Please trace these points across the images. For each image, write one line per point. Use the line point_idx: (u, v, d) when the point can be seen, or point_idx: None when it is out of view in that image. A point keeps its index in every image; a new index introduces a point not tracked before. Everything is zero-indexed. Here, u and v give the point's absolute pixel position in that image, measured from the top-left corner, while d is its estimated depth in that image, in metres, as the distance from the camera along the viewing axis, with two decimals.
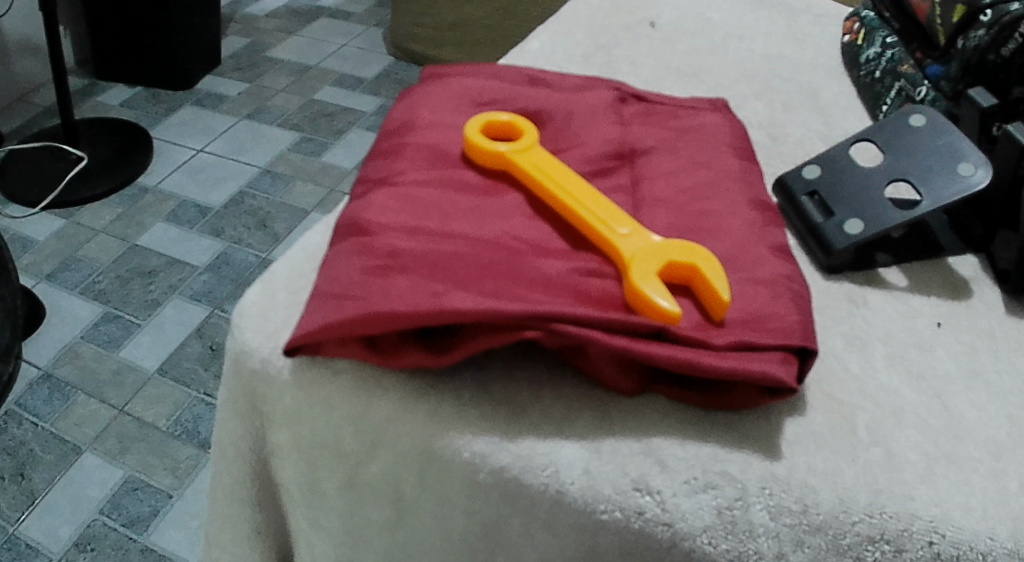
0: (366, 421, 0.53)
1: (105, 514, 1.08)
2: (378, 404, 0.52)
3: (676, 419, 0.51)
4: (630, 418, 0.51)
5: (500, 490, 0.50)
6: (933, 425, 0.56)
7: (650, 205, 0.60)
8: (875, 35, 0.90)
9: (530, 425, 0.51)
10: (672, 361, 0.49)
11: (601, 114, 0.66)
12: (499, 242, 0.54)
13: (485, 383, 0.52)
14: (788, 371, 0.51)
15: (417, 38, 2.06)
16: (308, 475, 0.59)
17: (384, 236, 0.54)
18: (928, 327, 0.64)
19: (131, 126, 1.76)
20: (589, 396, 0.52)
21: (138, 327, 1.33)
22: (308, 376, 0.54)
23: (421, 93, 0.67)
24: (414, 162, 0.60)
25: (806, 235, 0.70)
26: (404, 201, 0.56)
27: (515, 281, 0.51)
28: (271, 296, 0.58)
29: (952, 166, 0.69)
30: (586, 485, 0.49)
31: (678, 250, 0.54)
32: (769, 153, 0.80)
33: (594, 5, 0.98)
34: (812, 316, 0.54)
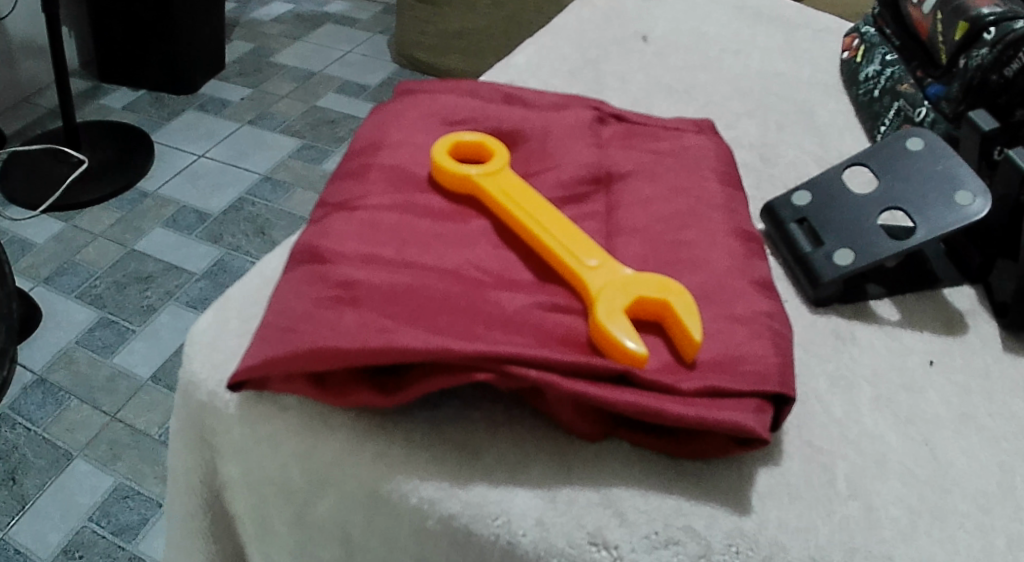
0: (314, 458, 0.51)
1: (94, 521, 1.06)
2: (326, 443, 0.50)
3: (639, 468, 0.48)
4: (590, 466, 0.48)
5: (450, 538, 0.48)
6: (918, 475, 0.53)
7: (623, 234, 0.57)
8: (875, 53, 0.87)
9: (483, 470, 0.48)
10: (634, 408, 0.46)
11: (577, 135, 0.64)
12: (460, 271, 0.51)
13: (439, 424, 0.50)
14: (762, 420, 0.47)
15: (422, 46, 2.02)
16: (258, 510, 0.56)
17: (337, 264, 0.51)
18: (919, 366, 0.61)
19: (133, 129, 1.74)
20: (547, 440, 0.49)
21: (132, 333, 1.30)
22: (255, 411, 0.52)
23: (391, 110, 0.64)
24: (377, 184, 0.57)
25: (794, 265, 0.66)
26: (363, 226, 0.54)
27: (473, 316, 0.48)
28: (223, 323, 0.55)
29: (949, 194, 0.65)
30: (539, 537, 0.46)
31: (649, 286, 0.51)
32: (760, 176, 0.76)
33: (588, 19, 0.96)
34: (791, 358, 0.51)
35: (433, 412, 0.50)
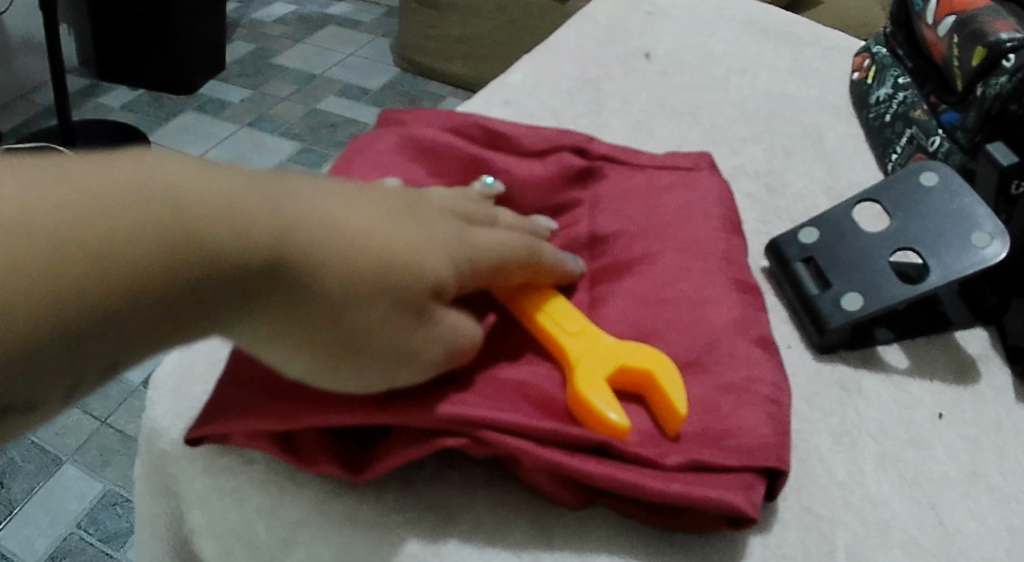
0: (278, 515, 0.48)
1: (82, 528, 1.02)
2: (292, 502, 0.48)
3: (624, 539, 0.46)
4: (571, 536, 0.46)
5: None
6: (924, 544, 0.50)
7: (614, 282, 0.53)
8: (886, 75, 0.84)
9: (458, 538, 0.46)
10: (612, 481, 0.43)
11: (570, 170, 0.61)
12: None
13: (413, 487, 0.47)
14: (754, 496, 0.44)
15: (425, 51, 2.00)
16: None
17: None
18: (928, 419, 0.57)
19: (130, 128, 1.71)
20: (527, 507, 0.47)
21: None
22: (217, 465, 0.49)
23: (374, 137, 0.62)
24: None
25: (799, 308, 0.63)
26: None
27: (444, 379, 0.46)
28: (188, 367, 0.53)
29: (965, 235, 0.61)
30: None
31: (632, 355, 0.48)
32: (765, 209, 0.73)
33: (588, 34, 0.92)
34: (789, 425, 0.48)
35: (408, 472, 0.48)
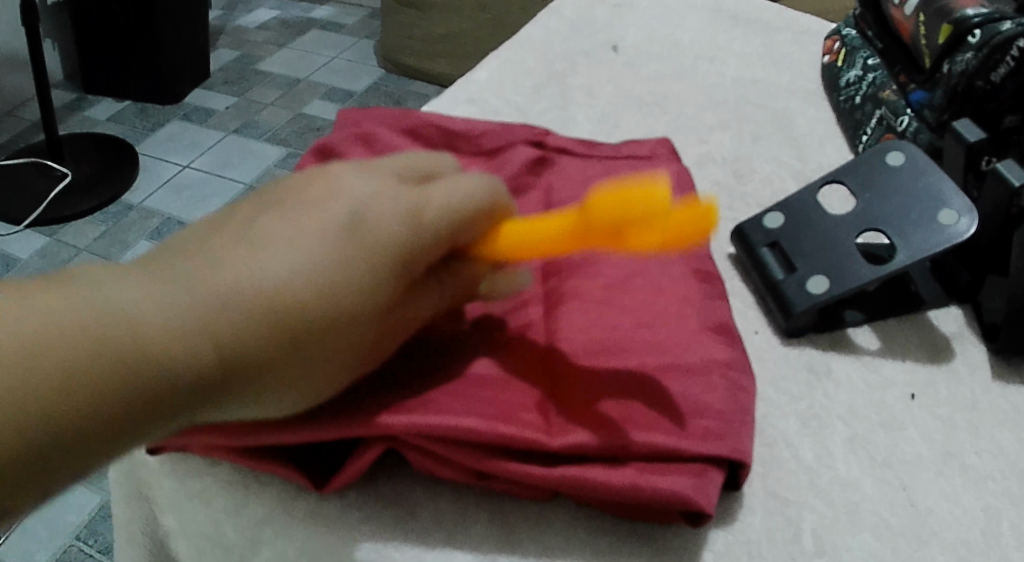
0: (246, 514, 0.48)
1: (81, 540, 0.96)
2: (256, 501, 0.48)
3: (588, 529, 0.46)
4: (534, 528, 0.46)
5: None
6: (893, 525, 0.49)
7: (565, 276, 0.54)
8: (856, 57, 0.83)
9: (419, 532, 0.46)
10: (556, 481, 0.43)
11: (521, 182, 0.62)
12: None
13: (377, 485, 0.48)
14: (713, 483, 0.44)
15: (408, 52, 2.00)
16: None
17: None
18: (899, 400, 0.57)
19: (116, 139, 1.71)
20: (490, 501, 0.47)
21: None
22: (183, 467, 0.50)
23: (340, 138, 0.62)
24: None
25: (765, 294, 0.62)
26: None
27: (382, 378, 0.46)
28: None
29: (931, 213, 0.61)
30: None
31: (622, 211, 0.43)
32: (732, 195, 0.72)
33: (554, 29, 0.92)
34: (750, 412, 0.47)
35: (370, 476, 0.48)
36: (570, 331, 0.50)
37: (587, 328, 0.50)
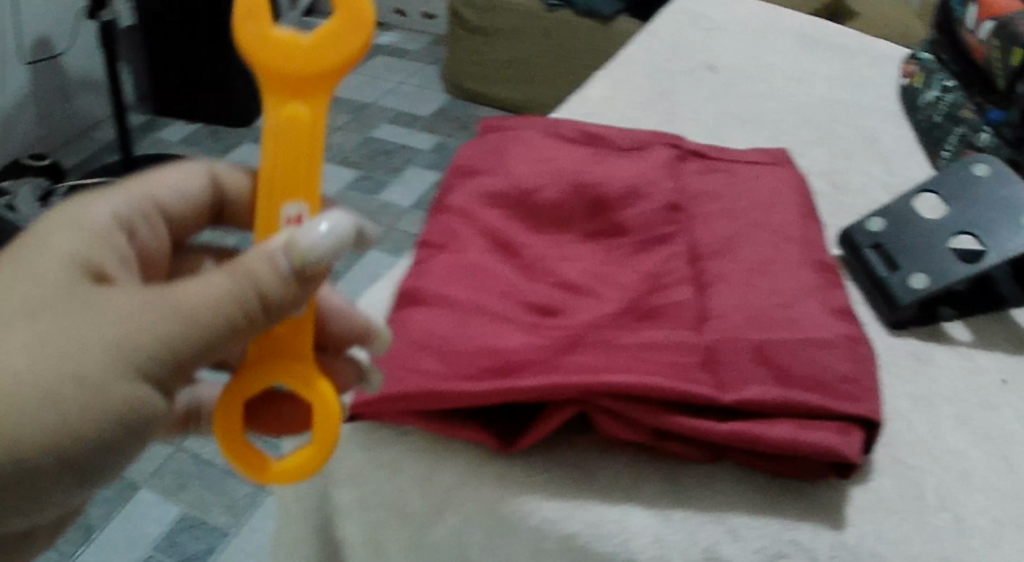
0: (433, 480, 0.54)
1: (160, 552, 1.03)
2: (445, 468, 0.54)
3: (742, 488, 0.53)
4: (697, 486, 0.53)
5: (569, 555, 0.52)
6: (1001, 488, 0.56)
7: (710, 258, 0.60)
8: (933, 79, 0.91)
9: (597, 492, 0.53)
10: (729, 436, 0.50)
11: (661, 171, 0.67)
12: (549, 305, 0.56)
13: (554, 453, 0.55)
14: (860, 441, 0.51)
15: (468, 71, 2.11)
16: (374, 533, 0.58)
17: (427, 305, 0.55)
18: (995, 384, 0.64)
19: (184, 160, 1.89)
20: (654, 465, 0.54)
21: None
22: (373, 437, 0.56)
23: (491, 137, 0.69)
24: (464, 232, 0.59)
25: (873, 291, 0.69)
26: (464, 269, 0.57)
27: (567, 349, 0.53)
28: None
29: (1017, 217, 0.68)
30: (656, 553, 0.50)
31: (273, 79, 0.44)
32: (831, 204, 0.80)
33: (653, 50, 1.00)
34: (871, 379, 0.53)
35: (547, 445, 0.55)
36: (720, 308, 0.56)
37: (738, 304, 0.56)
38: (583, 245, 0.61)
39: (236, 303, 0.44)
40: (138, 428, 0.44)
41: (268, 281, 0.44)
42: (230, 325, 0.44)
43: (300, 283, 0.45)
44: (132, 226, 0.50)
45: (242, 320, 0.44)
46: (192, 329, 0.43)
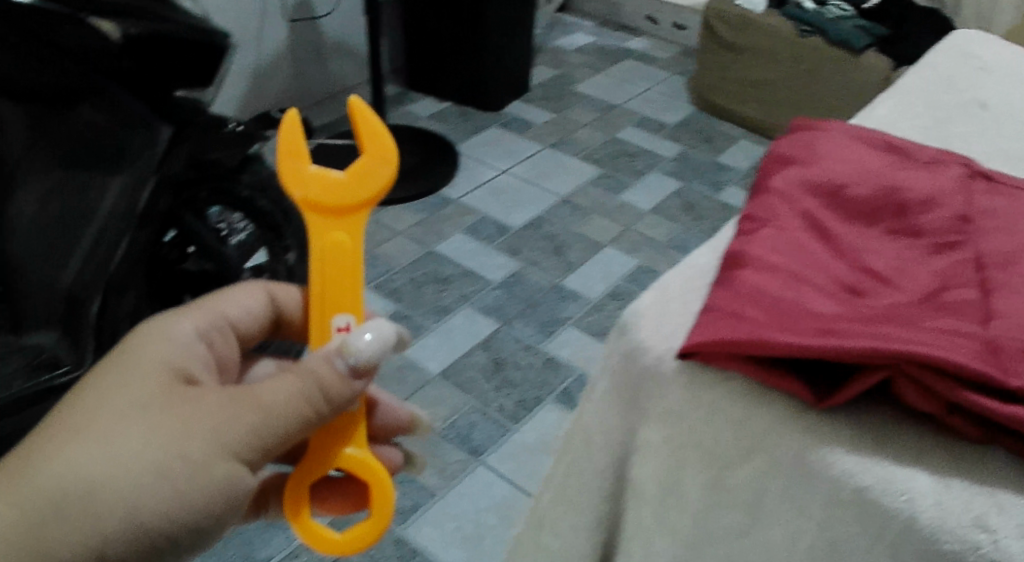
0: (748, 427, 0.64)
1: None
2: (761, 414, 0.63)
3: (1016, 471, 0.60)
4: (974, 463, 0.61)
5: (860, 505, 0.60)
6: None
7: (999, 267, 0.69)
8: None
9: (888, 453, 0.61)
10: (1017, 420, 0.58)
11: (956, 184, 0.77)
12: (855, 285, 0.68)
13: (852, 412, 0.63)
14: None
15: (721, 92, 2.38)
16: (673, 471, 0.68)
17: (755, 270, 0.67)
18: None
19: (431, 137, 2.23)
20: (938, 439, 0.62)
21: (426, 329, 1.71)
22: (698, 378, 0.66)
23: (804, 138, 0.83)
24: (784, 211, 0.73)
25: None
26: (788, 245, 0.70)
27: (876, 321, 0.63)
28: (665, 305, 0.72)
29: None
30: (936, 515, 0.59)
31: (319, 210, 0.65)
32: None
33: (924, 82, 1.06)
34: None
35: (849, 406, 0.63)
36: (1007, 309, 0.65)
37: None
38: (883, 238, 0.73)
39: (307, 401, 0.62)
40: (232, 497, 0.62)
41: (331, 381, 0.62)
42: (303, 415, 0.62)
43: (357, 380, 0.63)
44: (209, 338, 0.69)
45: (313, 413, 0.62)
46: (273, 419, 0.61)
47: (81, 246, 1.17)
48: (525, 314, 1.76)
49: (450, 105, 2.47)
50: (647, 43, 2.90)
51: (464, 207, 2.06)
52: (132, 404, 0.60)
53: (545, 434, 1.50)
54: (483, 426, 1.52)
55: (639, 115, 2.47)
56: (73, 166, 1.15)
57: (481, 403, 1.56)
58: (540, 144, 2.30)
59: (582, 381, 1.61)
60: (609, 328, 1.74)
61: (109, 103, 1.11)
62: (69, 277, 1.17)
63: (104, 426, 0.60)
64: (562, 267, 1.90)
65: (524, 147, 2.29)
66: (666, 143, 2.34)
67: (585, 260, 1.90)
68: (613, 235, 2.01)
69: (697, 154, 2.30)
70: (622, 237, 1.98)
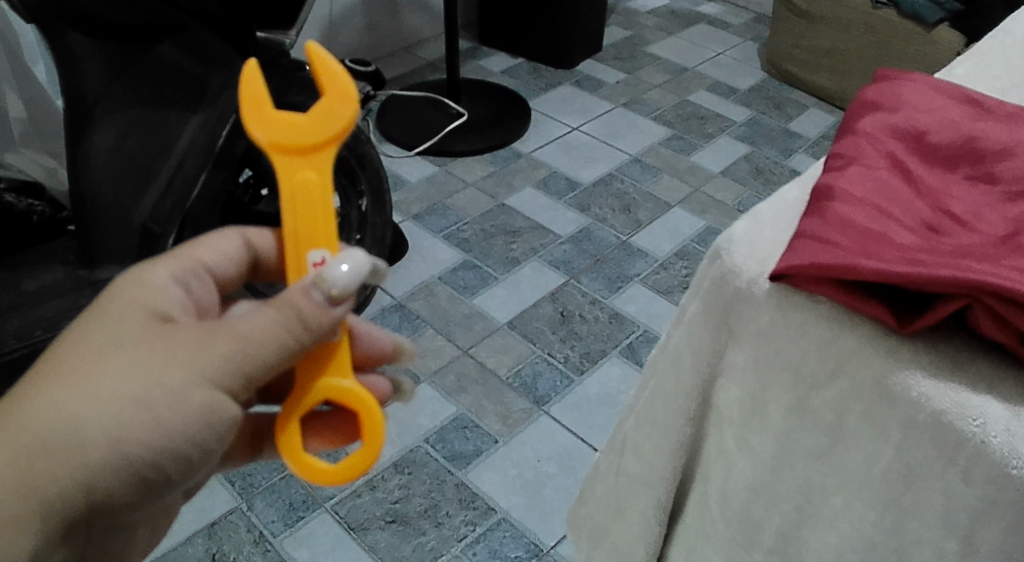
0: (833, 349, 0.68)
1: (428, 444, 1.44)
2: (847, 337, 0.67)
3: None
4: None
5: (936, 427, 0.64)
6: None
7: None
8: None
9: (964, 381, 0.64)
10: None
11: None
12: (936, 224, 0.71)
13: (932, 341, 0.66)
14: None
15: (792, 59, 2.39)
16: (758, 393, 0.73)
17: (841, 203, 0.71)
18: None
19: (506, 91, 2.28)
20: (1014, 371, 0.65)
21: (495, 279, 1.76)
22: (789, 301, 0.70)
23: (892, 85, 0.85)
24: (871, 151, 0.76)
25: None
26: (874, 183, 0.73)
27: (955, 256, 0.66)
28: (759, 232, 0.75)
29: None
30: (1008, 440, 0.62)
31: (286, 151, 0.66)
32: None
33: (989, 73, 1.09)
34: None
35: (930, 334, 0.67)
36: None
37: None
38: (965, 183, 0.75)
39: (286, 330, 0.63)
40: (214, 424, 0.64)
41: (310, 311, 0.63)
42: (283, 343, 0.63)
43: (336, 308, 0.64)
44: (187, 283, 0.70)
45: (294, 342, 0.63)
46: (252, 349, 0.63)
47: (159, 179, 1.21)
48: (593, 268, 1.80)
49: (523, 62, 2.50)
50: (721, 7, 2.89)
51: (535, 162, 2.09)
52: (109, 343, 0.63)
53: (609, 386, 1.55)
54: (547, 375, 1.57)
55: (711, 79, 2.47)
56: (153, 104, 1.22)
57: (545, 352, 1.61)
58: (612, 103, 2.32)
59: (646, 337, 1.65)
60: (676, 286, 1.77)
61: (191, 42, 1.21)
62: (142, 212, 1.21)
63: (81, 364, 0.62)
64: (631, 225, 1.93)
65: (596, 105, 2.31)
66: (738, 108, 2.34)
67: (655, 219, 1.93)
68: (684, 196, 2.03)
69: (765, 117, 2.31)
70: (692, 198, 2.00)
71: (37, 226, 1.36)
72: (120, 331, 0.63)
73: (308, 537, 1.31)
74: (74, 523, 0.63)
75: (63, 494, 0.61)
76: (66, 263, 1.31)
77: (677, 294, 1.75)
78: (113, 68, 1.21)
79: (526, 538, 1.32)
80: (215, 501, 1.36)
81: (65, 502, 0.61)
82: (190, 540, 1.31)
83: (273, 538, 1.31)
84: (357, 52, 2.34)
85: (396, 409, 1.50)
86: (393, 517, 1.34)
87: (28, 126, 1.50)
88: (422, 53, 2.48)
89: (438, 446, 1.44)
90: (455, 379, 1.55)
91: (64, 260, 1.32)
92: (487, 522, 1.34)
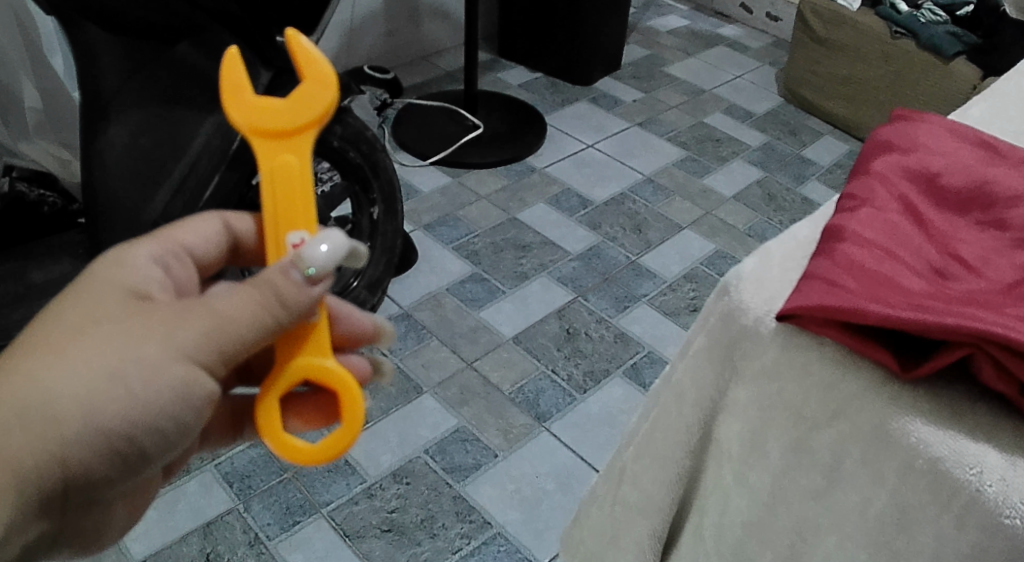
0: (836, 390, 0.68)
1: (427, 455, 1.44)
2: (849, 381, 0.68)
3: None
4: None
5: (933, 474, 0.64)
6: None
7: None
8: None
9: (964, 430, 0.64)
10: None
11: None
12: (943, 269, 0.71)
13: (933, 386, 0.67)
14: None
15: (809, 85, 2.39)
16: (758, 431, 0.74)
17: (851, 243, 0.71)
18: None
19: (524, 107, 2.29)
20: (1011, 421, 0.65)
21: (502, 293, 1.77)
22: (795, 340, 0.70)
23: (905, 125, 0.86)
24: (882, 192, 0.76)
25: None
26: (884, 226, 0.73)
27: (961, 303, 0.66)
28: (769, 269, 0.76)
29: None
30: (1003, 489, 0.62)
31: (265, 134, 0.67)
32: None
33: (1004, 113, 1.09)
34: None
35: (932, 380, 0.67)
36: None
37: None
38: (973, 229, 0.76)
39: (264, 308, 0.63)
40: (190, 400, 0.65)
41: (287, 289, 0.62)
42: (260, 321, 0.63)
43: (314, 286, 0.63)
44: (167, 264, 0.71)
45: (271, 319, 0.63)
46: (229, 326, 0.63)
47: (171, 178, 1.21)
48: (602, 286, 1.81)
49: (541, 76, 2.50)
50: (740, 30, 2.89)
51: (549, 177, 2.10)
52: (88, 321, 0.63)
53: (610, 406, 1.55)
54: (550, 392, 1.57)
55: (728, 102, 2.48)
56: (166, 105, 1.23)
57: (549, 368, 1.61)
58: (627, 122, 2.33)
59: (651, 358, 1.65)
60: (683, 308, 1.77)
61: (205, 41, 1.20)
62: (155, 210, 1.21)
63: (61, 340, 0.62)
64: (641, 245, 1.93)
65: (612, 123, 2.31)
66: (752, 132, 2.35)
67: (665, 240, 1.93)
68: (694, 218, 2.03)
69: (779, 143, 2.31)
70: (701, 221, 2.01)
71: (48, 217, 1.38)
72: (99, 310, 0.64)
73: (302, 542, 1.32)
74: (51, 498, 0.64)
75: (39, 469, 0.62)
76: (75, 256, 1.33)
77: (683, 317, 1.75)
78: (132, 64, 1.22)
79: (521, 553, 1.32)
80: (212, 501, 1.36)
81: (41, 476, 0.62)
82: (185, 539, 1.31)
83: (268, 540, 1.32)
84: (376, 59, 2.35)
85: (397, 420, 1.49)
86: (389, 526, 1.34)
87: (43, 116, 1.49)
88: (441, 62, 2.49)
89: (437, 457, 1.44)
90: (457, 392, 1.55)
91: (73, 253, 1.34)
92: (481, 536, 1.34)
